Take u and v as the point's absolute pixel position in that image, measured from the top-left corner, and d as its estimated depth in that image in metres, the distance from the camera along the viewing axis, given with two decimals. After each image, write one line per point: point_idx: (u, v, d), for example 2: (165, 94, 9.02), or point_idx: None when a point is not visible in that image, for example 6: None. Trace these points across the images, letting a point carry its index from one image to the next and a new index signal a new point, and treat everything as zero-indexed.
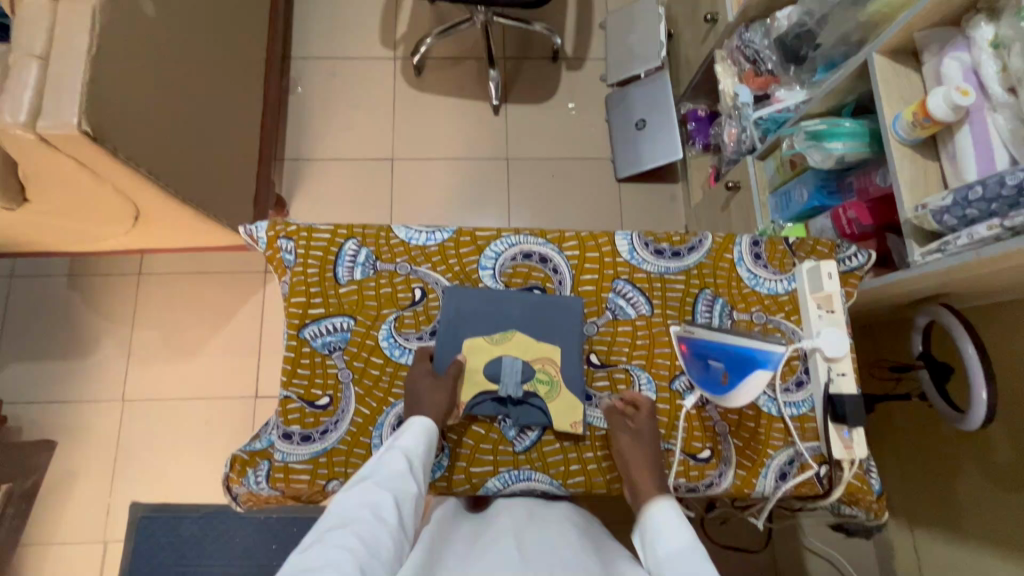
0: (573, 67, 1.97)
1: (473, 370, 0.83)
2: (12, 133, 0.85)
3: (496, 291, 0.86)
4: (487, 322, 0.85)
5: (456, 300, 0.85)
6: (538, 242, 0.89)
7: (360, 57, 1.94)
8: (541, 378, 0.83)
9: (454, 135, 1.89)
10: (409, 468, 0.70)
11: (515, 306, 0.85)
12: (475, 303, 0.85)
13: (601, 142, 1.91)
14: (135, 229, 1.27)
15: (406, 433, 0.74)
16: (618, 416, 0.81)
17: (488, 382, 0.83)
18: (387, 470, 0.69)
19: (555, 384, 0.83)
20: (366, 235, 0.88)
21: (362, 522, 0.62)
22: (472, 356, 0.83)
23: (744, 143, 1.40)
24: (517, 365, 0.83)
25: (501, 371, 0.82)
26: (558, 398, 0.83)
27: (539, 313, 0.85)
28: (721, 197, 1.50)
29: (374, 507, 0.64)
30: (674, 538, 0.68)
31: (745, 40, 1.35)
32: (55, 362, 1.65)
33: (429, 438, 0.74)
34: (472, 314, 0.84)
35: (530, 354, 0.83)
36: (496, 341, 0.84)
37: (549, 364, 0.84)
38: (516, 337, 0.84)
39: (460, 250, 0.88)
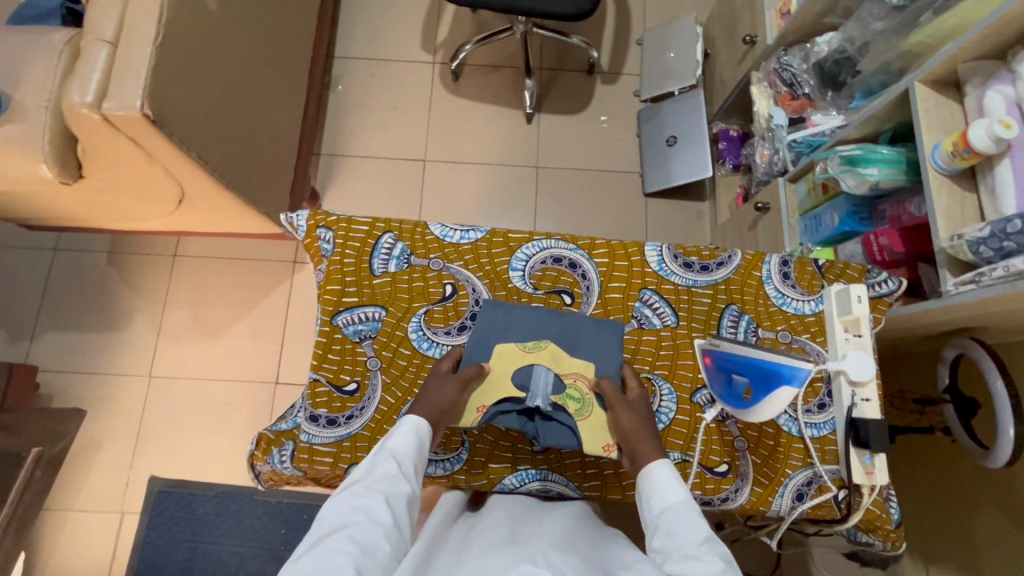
0: (608, 80, 2.00)
1: (501, 377, 0.81)
2: (79, 112, 0.90)
3: (531, 310, 0.86)
4: (519, 332, 0.84)
5: (493, 309, 0.85)
6: (568, 247, 0.90)
7: (400, 60, 1.99)
8: (572, 395, 0.81)
9: (486, 141, 1.93)
10: (400, 467, 0.70)
11: (548, 323, 0.85)
12: (508, 315, 0.85)
13: (631, 156, 1.93)
14: (177, 211, 1.33)
15: (398, 433, 0.73)
16: (610, 387, 0.79)
17: (515, 391, 0.80)
18: (376, 474, 0.69)
19: (585, 403, 0.80)
20: (402, 229, 0.91)
21: (356, 525, 0.64)
22: (499, 361, 0.82)
23: (776, 165, 1.41)
24: (549, 376, 0.81)
25: (530, 381, 0.80)
26: (588, 418, 0.79)
27: (578, 330, 0.84)
28: (749, 217, 1.50)
29: (367, 510, 0.65)
30: (667, 495, 0.70)
31: (782, 63, 1.37)
32: (89, 334, 1.71)
33: (421, 433, 0.74)
34: (503, 324, 0.84)
35: (563, 368, 0.81)
36: (529, 348, 0.82)
37: (581, 381, 0.81)
38: (549, 349, 0.82)
39: (492, 250, 0.90)
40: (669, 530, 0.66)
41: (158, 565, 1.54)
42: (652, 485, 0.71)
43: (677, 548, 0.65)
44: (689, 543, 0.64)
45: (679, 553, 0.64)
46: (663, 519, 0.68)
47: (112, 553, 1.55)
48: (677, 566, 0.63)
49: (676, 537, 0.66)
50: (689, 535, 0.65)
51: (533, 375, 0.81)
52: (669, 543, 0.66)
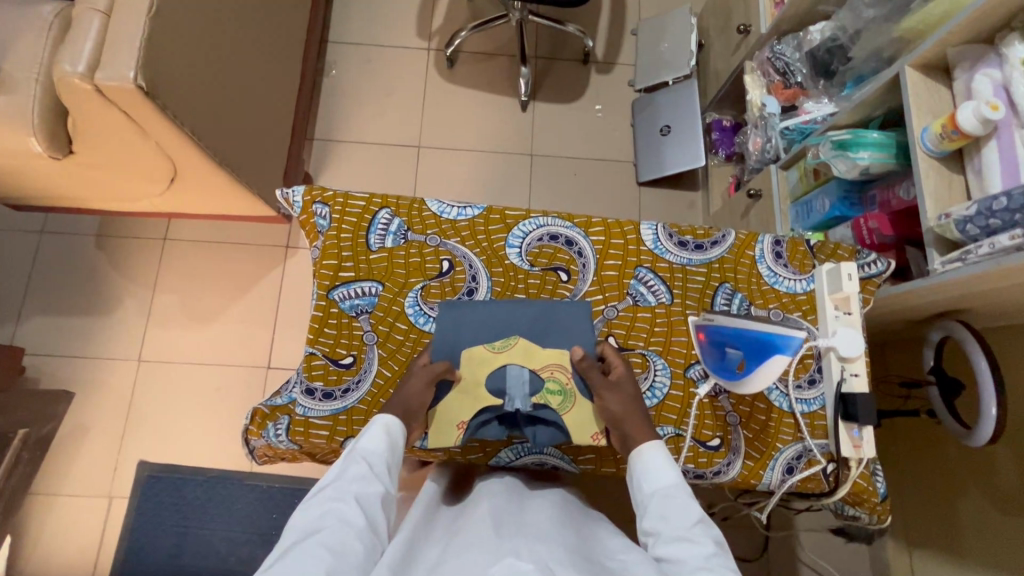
0: (603, 69, 2.01)
1: (474, 383, 0.80)
2: (70, 82, 0.88)
3: (499, 305, 0.85)
4: (486, 334, 0.84)
5: (450, 312, 0.84)
6: (565, 225, 0.91)
7: (394, 46, 1.98)
8: (552, 388, 0.80)
9: (482, 129, 1.93)
10: (371, 468, 0.72)
11: (518, 315, 0.85)
12: (476, 314, 0.84)
13: (624, 146, 1.94)
14: (169, 190, 1.31)
15: (368, 434, 0.75)
16: (594, 371, 0.78)
17: (491, 397, 0.80)
18: (348, 477, 0.71)
19: (566, 395, 0.80)
20: (399, 205, 0.91)
21: (329, 529, 0.66)
22: (471, 368, 0.80)
23: (768, 153, 1.42)
24: (524, 374, 0.80)
25: (505, 384, 0.80)
26: (572, 409, 0.80)
27: (549, 317, 0.84)
28: (741, 205, 1.51)
29: (339, 514, 0.68)
30: (661, 478, 0.73)
31: (776, 52, 1.41)
32: (78, 318, 1.69)
33: (390, 429, 0.75)
34: (467, 328, 0.84)
35: (537, 362, 0.81)
36: (496, 350, 0.81)
37: (558, 372, 0.81)
38: (519, 345, 0.81)
39: (489, 227, 0.90)
40: (660, 513, 0.70)
41: (148, 551, 1.53)
42: (644, 469, 0.74)
43: (670, 531, 0.68)
44: (681, 527, 0.68)
45: (670, 535, 0.67)
46: (655, 503, 0.71)
47: (100, 538, 1.53)
48: (668, 548, 0.67)
49: (667, 518, 0.69)
50: (680, 519, 0.69)
51: (506, 376, 0.80)
52: (660, 525, 0.69)
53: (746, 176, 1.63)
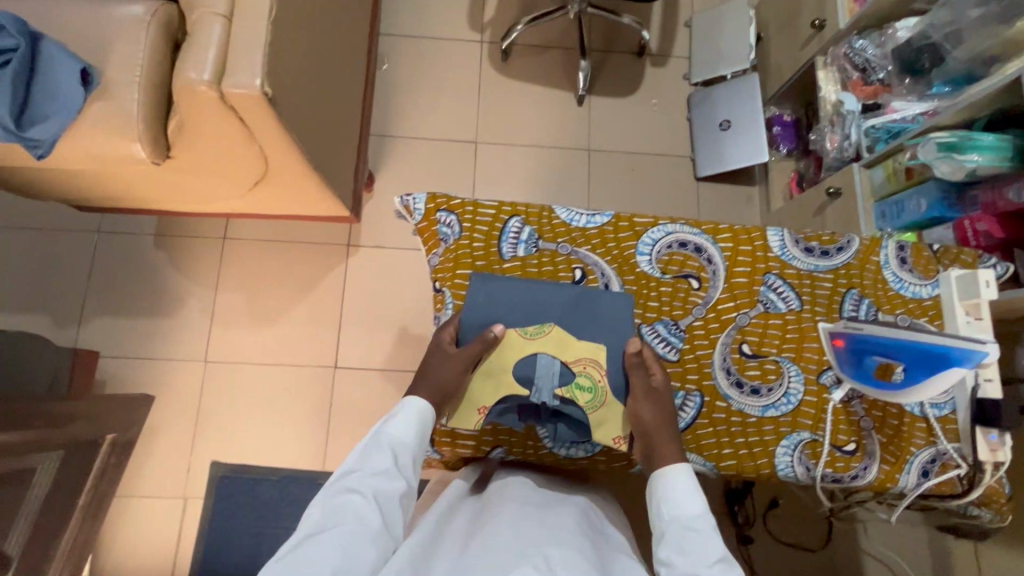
0: (657, 62, 1.99)
1: (503, 368, 0.83)
2: (196, 89, 0.87)
3: (540, 286, 0.86)
4: (520, 317, 0.86)
5: (483, 283, 0.85)
6: (693, 232, 0.91)
7: (447, 38, 1.95)
8: (582, 384, 0.82)
9: (538, 123, 1.91)
10: (395, 460, 0.76)
11: (558, 301, 0.86)
12: (514, 295, 0.86)
13: (680, 140, 1.93)
14: (250, 192, 1.29)
15: (397, 423, 0.79)
16: (637, 376, 0.80)
17: (518, 386, 0.83)
18: (370, 468, 0.75)
19: (595, 393, 0.82)
20: (529, 214, 0.90)
21: (346, 517, 0.70)
22: (505, 349, 0.83)
23: (846, 151, 1.44)
24: (555, 366, 0.82)
25: (534, 373, 0.82)
26: (598, 408, 0.82)
27: (591, 306, 0.86)
28: (814, 203, 1.51)
29: (359, 505, 0.72)
30: (683, 505, 0.73)
31: (855, 48, 1.41)
32: (141, 319, 1.68)
33: (422, 417, 0.80)
34: (502, 304, 0.86)
35: (569, 355, 0.83)
36: (530, 336, 0.84)
37: (591, 367, 0.83)
38: (553, 334, 0.84)
39: (619, 235, 0.90)
40: (679, 546, 0.70)
41: (227, 548, 1.55)
42: (667, 494, 0.75)
43: (686, 566, 0.68)
44: (698, 562, 0.68)
45: (685, 571, 0.68)
46: (675, 534, 0.71)
47: (177, 538, 1.54)
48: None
49: (686, 553, 0.69)
50: (699, 554, 0.69)
51: (536, 363, 0.82)
52: (677, 557, 0.69)
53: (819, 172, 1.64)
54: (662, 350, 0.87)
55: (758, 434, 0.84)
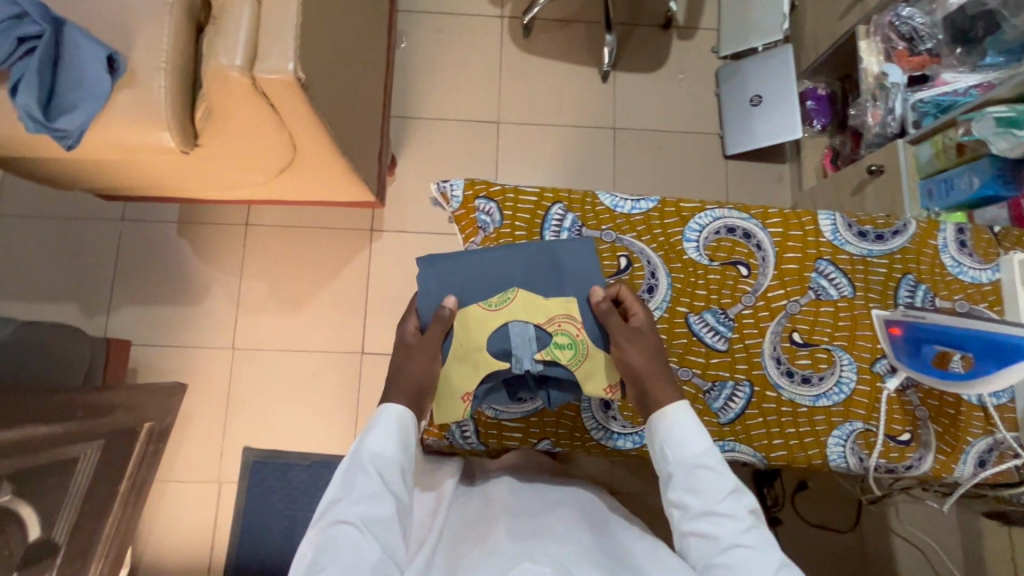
0: (684, 35, 1.91)
1: (477, 347, 0.85)
2: (228, 76, 0.84)
3: (494, 254, 0.88)
4: (484, 291, 0.88)
5: (433, 267, 0.88)
6: (742, 217, 0.88)
7: (466, 14, 1.88)
8: (561, 342, 0.85)
9: (561, 102, 1.86)
10: (380, 478, 0.78)
11: (514, 263, 0.89)
12: (469, 270, 0.88)
13: (708, 117, 1.87)
14: (277, 179, 1.27)
15: (375, 440, 0.79)
16: (614, 319, 0.80)
17: (497, 359, 0.84)
18: (356, 493, 0.76)
19: (576, 347, 0.84)
20: (572, 201, 0.90)
21: (340, 551, 0.72)
22: (475, 329, 0.85)
23: (890, 127, 1.38)
24: (529, 331, 0.85)
25: (510, 344, 0.84)
26: (583, 362, 0.85)
27: (551, 260, 0.87)
28: (853, 180, 1.46)
29: (350, 535, 0.73)
30: (688, 447, 0.77)
31: (901, 16, 1.36)
32: (168, 307, 1.68)
33: (403, 426, 0.80)
34: (459, 281, 0.88)
35: (542, 316, 0.85)
36: (496, 306, 0.86)
37: (566, 324, 0.85)
38: (519, 298, 0.86)
39: (664, 221, 0.87)
40: (690, 486, 0.76)
41: (262, 533, 1.58)
42: (670, 435, 0.78)
43: (699, 505, 0.75)
44: (711, 501, 0.75)
45: (699, 511, 0.75)
46: (684, 475, 0.77)
47: (214, 521, 1.58)
48: (698, 522, 0.75)
49: (698, 492, 0.76)
50: (711, 494, 0.75)
51: (509, 333, 0.85)
52: (690, 497, 0.76)
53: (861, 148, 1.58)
54: (710, 339, 0.85)
55: (807, 423, 0.83)
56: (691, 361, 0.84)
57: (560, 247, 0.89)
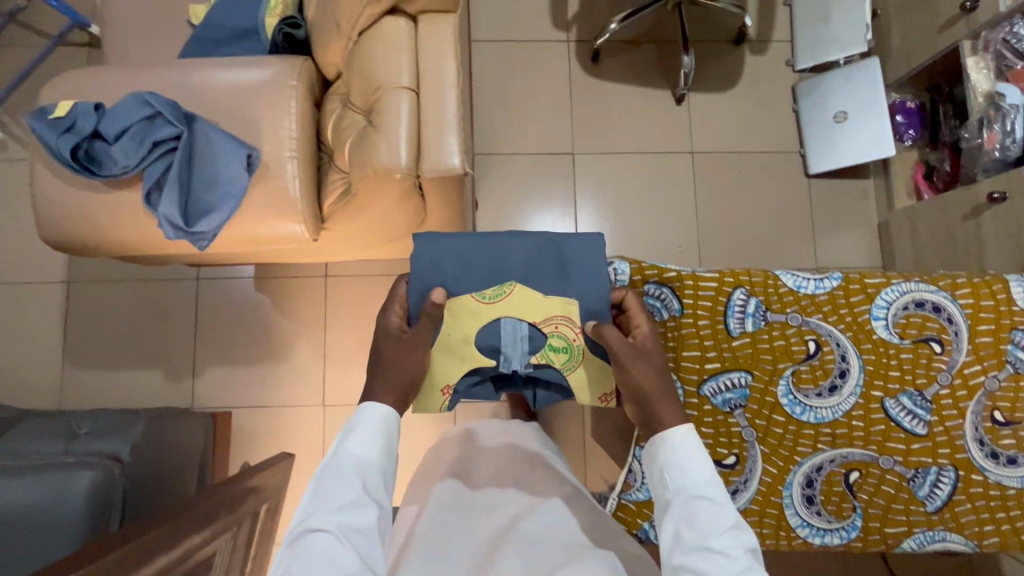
0: (756, 50, 1.84)
1: (466, 341, 0.90)
2: (392, 177, 0.80)
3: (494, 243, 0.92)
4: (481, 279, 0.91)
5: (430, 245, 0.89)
6: (930, 289, 0.85)
7: (532, 40, 1.82)
8: (556, 346, 0.91)
9: (635, 128, 1.80)
10: (364, 484, 0.77)
11: (517, 254, 0.92)
12: (466, 254, 0.90)
13: (786, 134, 1.81)
14: (384, 248, 1.22)
15: (358, 444, 0.79)
16: (614, 335, 0.79)
17: (487, 356, 0.91)
18: (333, 499, 0.74)
19: (569, 353, 0.92)
20: (754, 284, 0.87)
21: (316, 557, 0.70)
22: (469, 320, 0.90)
23: (1010, 150, 1.32)
24: (523, 330, 0.91)
25: (501, 344, 0.91)
26: (573, 366, 0.92)
27: (554, 255, 0.91)
28: (966, 205, 1.42)
29: (328, 540, 0.71)
30: (690, 473, 0.74)
31: (1016, 33, 1.31)
32: (252, 366, 1.64)
33: (386, 425, 0.81)
34: (454, 267, 0.91)
35: (539, 316, 0.91)
36: (493, 299, 0.91)
37: (563, 328, 0.91)
38: (516, 293, 0.91)
39: (850, 299, 0.86)
40: (688, 516, 0.73)
41: None
42: (671, 459, 0.76)
43: (694, 537, 0.71)
44: (710, 531, 0.70)
45: (694, 544, 0.70)
46: (682, 502, 0.74)
47: None
48: (693, 556, 0.70)
49: (696, 523, 0.72)
50: (710, 524, 0.71)
51: (501, 330, 0.91)
52: (687, 525, 0.72)
53: (966, 166, 1.52)
54: (909, 424, 0.85)
55: (1014, 505, 0.84)
56: (891, 448, 0.85)
57: (565, 243, 0.92)
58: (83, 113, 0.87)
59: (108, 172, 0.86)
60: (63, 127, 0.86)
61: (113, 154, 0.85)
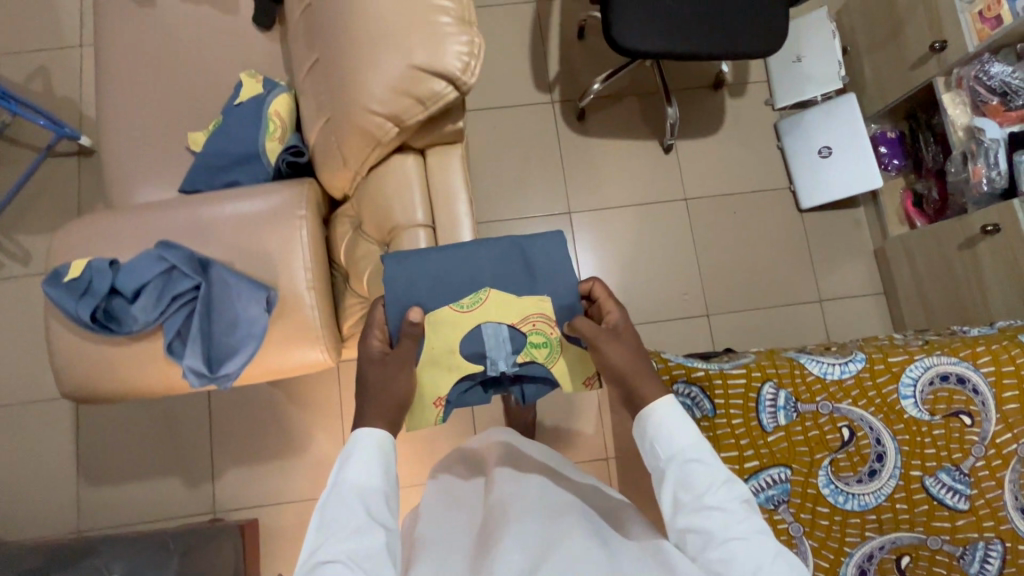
0: (735, 92, 1.89)
1: (450, 352, 0.88)
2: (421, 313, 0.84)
3: (458, 250, 0.89)
4: (454, 291, 0.89)
5: (395, 261, 0.86)
6: (951, 360, 0.89)
7: (518, 105, 1.85)
8: (537, 342, 0.89)
9: (627, 180, 1.83)
10: (369, 510, 0.75)
11: (486, 259, 0.90)
12: (433, 266, 0.87)
13: (774, 172, 1.85)
14: None
15: (354, 468, 0.77)
16: (586, 326, 0.84)
17: (471, 362, 0.89)
18: (338, 525, 0.72)
19: (551, 346, 0.90)
20: (781, 377, 0.93)
21: None
22: (451, 334, 0.88)
23: (996, 183, 1.36)
24: (502, 331, 0.89)
25: (483, 348, 0.88)
26: (557, 360, 0.91)
27: (521, 255, 0.90)
28: (961, 235, 1.45)
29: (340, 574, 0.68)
30: (676, 437, 0.79)
31: (988, 71, 1.36)
32: (272, 463, 1.62)
33: (384, 450, 0.80)
34: (426, 284, 0.88)
35: (516, 316, 0.88)
36: (468, 307, 0.88)
37: (540, 324, 0.89)
38: (489, 297, 0.89)
39: (876, 379, 0.90)
40: (681, 479, 0.77)
41: None
42: (658, 431, 0.80)
43: (692, 498, 0.76)
44: (704, 490, 0.75)
45: (692, 504, 0.75)
46: (674, 469, 0.78)
47: None
48: (694, 517, 0.75)
49: (690, 487, 0.76)
50: (703, 484, 0.75)
51: (482, 335, 0.88)
52: (681, 490, 0.77)
53: (954, 194, 1.57)
54: (951, 500, 0.86)
55: None
56: (936, 526, 0.87)
57: (531, 244, 0.91)
58: (99, 273, 0.89)
59: (129, 328, 0.87)
60: (81, 289, 0.88)
61: (132, 312, 0.87)
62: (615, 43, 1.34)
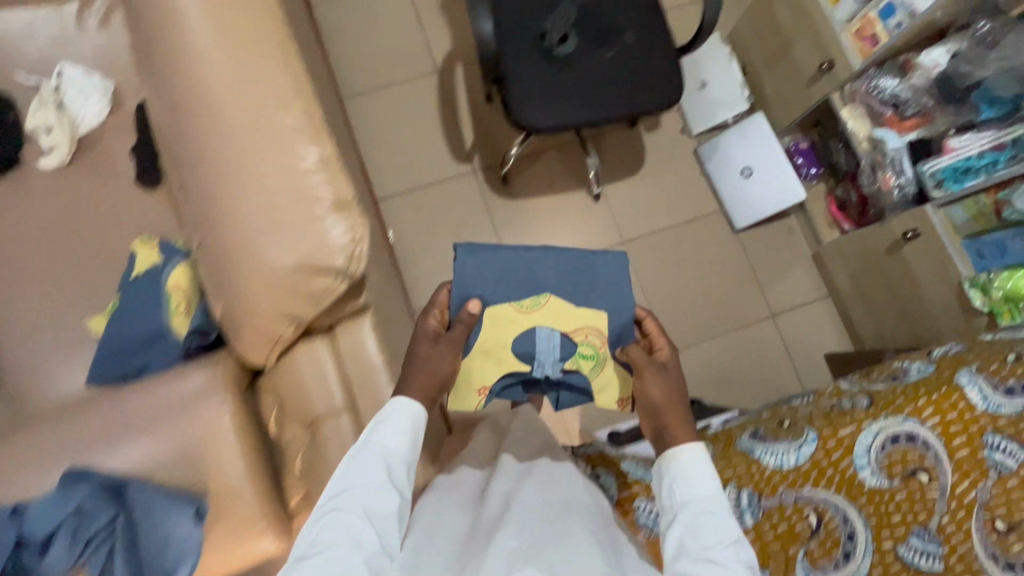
0: (650, 126, 1.90)
1: (502, 346, 0.98)
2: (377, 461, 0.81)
3: (535, 254, 1.00)
4: (517, 292, 0.99)
5: (475, 257, 0.97)
6: (897, 421, 0.90)
7: (440, 181, 1.82)
8: (585, 353, 0.99)
9: (565, 235, 1.82)
10: (388, 472, 0.80)
11: (551, 270, 1.00)
12: (504, 267, 0.99)
13: (703, 198, 1.88)
14: None
15: (389, 431, 0.82)
16: (638, 354, 0.92)
17: (520, 359, 0.98)
18: (357, 481, 0.78)
19: (597, 358, 0.99)
20: (740, 477, 0.96)
21: (338, 536, 0.74)
22: (507, 331, 0.98)
23: (908, 190, 1.40)
24: (556, 338, 0.99)
25: (534, 349, 0.99)
26: (599, 373, 0.99)
27: (585, 269, 1.00)
28: (885, 241, 1.50)
29: (349, 525, 0.75)
30: (701, 487, 0.79)
31: (876, 85, 1.41)
32: None
33: (415, 423, 0.84)
34: (493, 278, 0.98)
35: (572, 328, 0.99)
36: (528, 307, 0.99)
37: (591, 337, 0.98)
38: (548, 303, 0.99)
39: (831, 457, 0.92)
40: (691, 526, 0.76)
41: None
42: (681, 475, 0.80)
43: (696, 548, 0.74)
44: (713, 545, 0.74)
45: (697, 554, 0.73)
46: (686, 516, 0.77)
47: None
48: (694, 564, 0.73)
49: (698, 534, 0.75)
50: (713, 540, 0.74)
51: (535, 337, 0.99)
52: (688, 534, 0.76)
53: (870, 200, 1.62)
54: (925, 565, 0.82)
55: None
56: None
57: (597, 261, 1.01)
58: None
59: None
60: None
61: (46, 563, 0.82)
62: (516, 121, 1.32)
